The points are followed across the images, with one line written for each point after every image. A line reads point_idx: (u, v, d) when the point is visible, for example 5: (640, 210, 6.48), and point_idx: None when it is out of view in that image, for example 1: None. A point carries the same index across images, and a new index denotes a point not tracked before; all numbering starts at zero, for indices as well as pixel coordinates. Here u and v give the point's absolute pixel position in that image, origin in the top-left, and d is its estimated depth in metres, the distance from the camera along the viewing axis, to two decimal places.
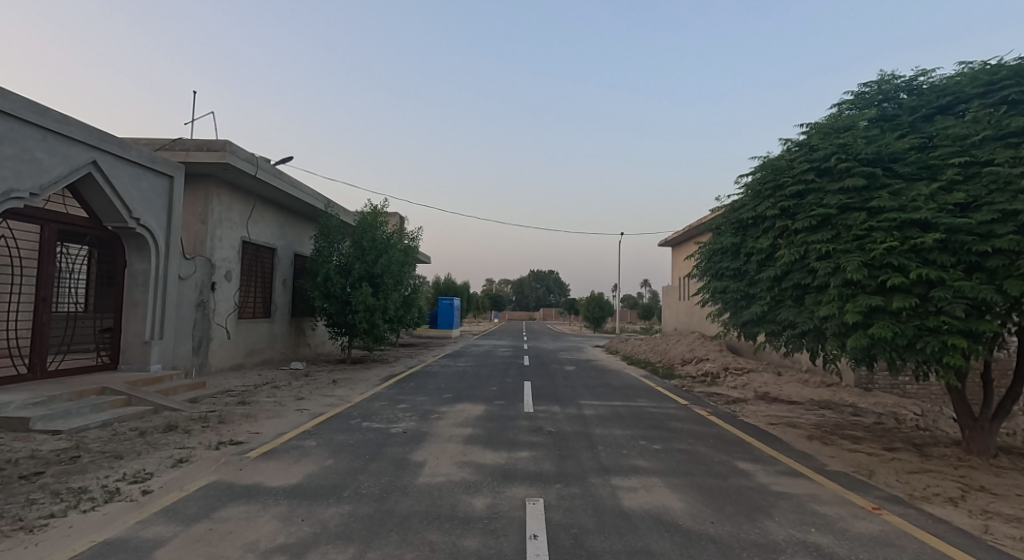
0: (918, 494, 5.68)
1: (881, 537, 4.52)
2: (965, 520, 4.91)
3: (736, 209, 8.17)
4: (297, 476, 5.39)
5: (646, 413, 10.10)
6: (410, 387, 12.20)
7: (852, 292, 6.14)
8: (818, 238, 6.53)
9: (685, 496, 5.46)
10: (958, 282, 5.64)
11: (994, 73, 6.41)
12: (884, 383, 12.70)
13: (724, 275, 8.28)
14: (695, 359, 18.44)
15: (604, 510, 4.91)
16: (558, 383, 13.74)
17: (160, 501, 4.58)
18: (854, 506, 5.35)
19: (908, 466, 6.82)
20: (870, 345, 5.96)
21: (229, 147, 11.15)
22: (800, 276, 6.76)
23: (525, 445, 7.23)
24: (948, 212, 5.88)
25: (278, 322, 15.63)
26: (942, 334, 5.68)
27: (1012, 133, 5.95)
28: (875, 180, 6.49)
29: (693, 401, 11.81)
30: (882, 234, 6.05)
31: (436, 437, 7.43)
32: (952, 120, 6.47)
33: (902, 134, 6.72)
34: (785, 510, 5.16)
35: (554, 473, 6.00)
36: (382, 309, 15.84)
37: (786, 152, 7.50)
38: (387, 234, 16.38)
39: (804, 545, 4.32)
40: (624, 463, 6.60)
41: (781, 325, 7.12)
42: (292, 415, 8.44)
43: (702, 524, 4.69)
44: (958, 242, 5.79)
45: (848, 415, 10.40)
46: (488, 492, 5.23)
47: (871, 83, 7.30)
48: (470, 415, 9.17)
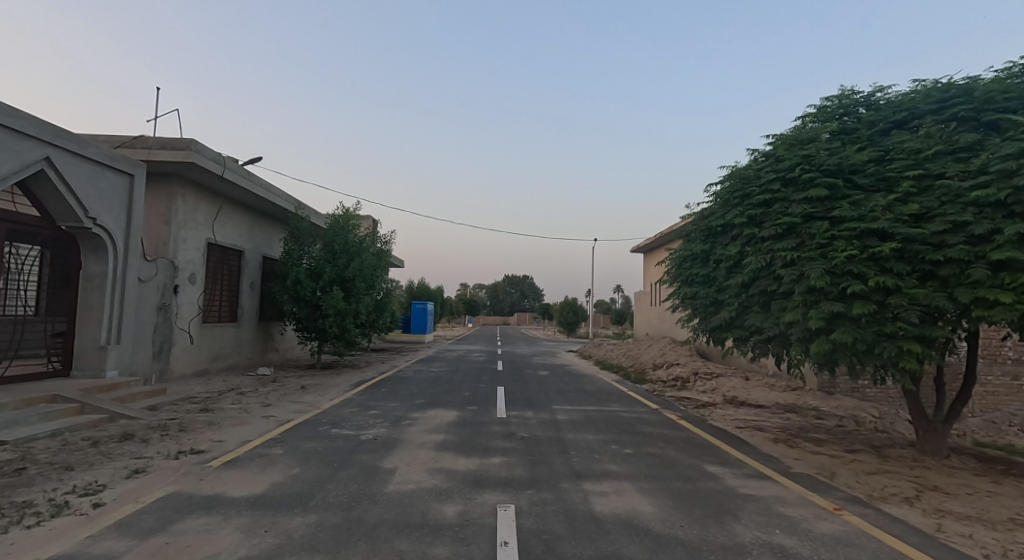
0: (877, 495, 5.87)
1: (842, 537, 4.66)
2: (919, 519, 5.09)
3: (707, 216, 8.35)
4: (262, 485, 5.28)
5: (618, 418, 10.20)
6: (382, 392, 12.09)
7: (816, 299, 6.33)
8: (784, 246, 6.72)
9: (654, 500, 5.54)
10: (912, 289, 5.89)
11: (945, 90, 6.71)
12: (845, 387, 13.09)
13: (695, 281, 8.45)
14: (666, 363, 18.69)
15: (575, 516, 4.94)
16: (532, 387, 13.79)
17: (112, 514, 4.44)
18: (816, 507, 5.49)
19: (867, 467, 7.06)
20: (832, 350, 6.16)
21: (194, 145, 10.89)
22: (767, 282, 6.94)
23: (498, 451, 7.22)
24: (904, 222, 6.12)
25: (245, 326, 15.29)
26: (899, 339, 5.90)
27: (962, 148, 6.23)
28: (837, 191, 6.71)
29: (664, 405, 12.00)
30: (844, 242, 6.26)
31: (408, 443, 7.36)
32: (907, 134, 6.72)
33: (862, 146, 6.95)
34: (751, 513, 5.27)
35: (527, 479, 6.00)
36: (353, 313, 15.64)
37: (754, 161, 7.71)
38: (359, 237, 16.23)
39: (769, 546, 4.42)
40: (596, 467, 6.66)
41: (748, 330, 7.29)
42: (259, 422, 8.27)
43: (671, 527, 4.76)
44: (913, 252, 6.03)
45: (812, 419, 10.71)
46: (459, 498, 5.22)
47: (833, 97, 7.55)
48: (443, 421, 9.11)
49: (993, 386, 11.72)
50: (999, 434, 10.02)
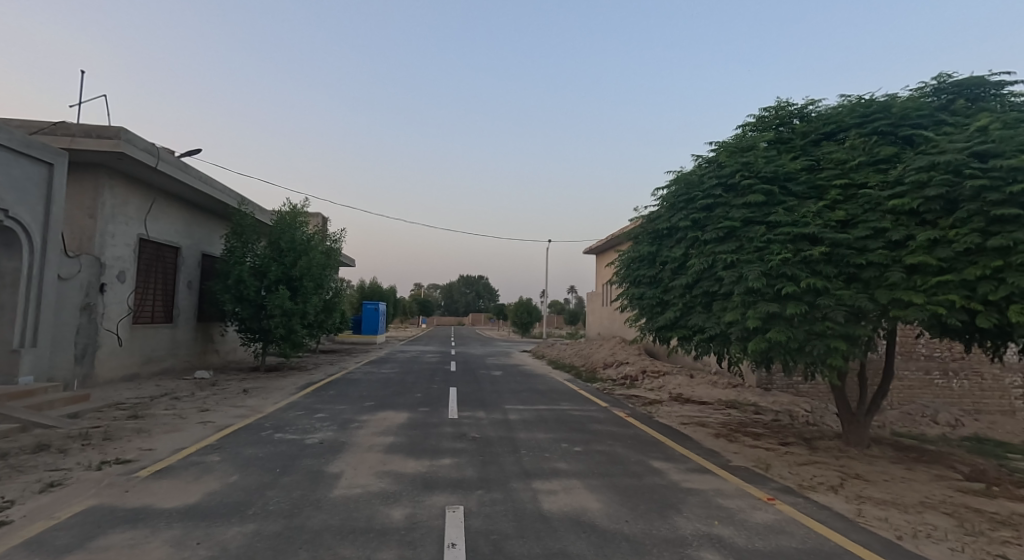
0: (806, 484, 6.22)
1: (774, 526, 4.91)
2: (843, 505, 5.44)
3: (654, 219, 8.61)
4: (196, 494, 5.09)
5: (569, 416, 10.39)
6: (330, 395, 11.85)
7: (753, 299, 6.64)
8: (725, 249, 7.02)
9: (601, 496, 5.68)
10: (839, 290, 6.27)
11: (868, 106, 7.15)
12: (781, 383, 13.76)
13: (642, 282, 8.68)
14: (616, 362, 19.11)
15: (524, 515, 4.99)
16: (485, 388, 13.83)
17: (22, 532, 4.18)
18: (752, 498, 5.77)
19: (799, 458, 7.46)
20: (768, 348, 6.47)
21: (123, 134, 10.34)
22: (709, 283, 7.23)
23: (448, 453, 7.20)
24: (832, 228, 6.50)
25: (182, 327, 14.65)
26: (827, 337, 6.27)
27: (883, 159, 6.66)
28: (773, 198, 7.06)
29: (613, 403, 12.27)
30: (779, 246, 6.59)
31: (355, 447, 7.25)
32: (835, 146, 7.13)
33: (795, 155, 7.34)
34: (693, 505, 5.48)
35: (477, 480, 6.03)
36: (300, 313, 15.22)
37: (698, 167, 8.02)
38: (307, 235, 15.80)
39: (708, 537, 4.61)
40: (546, 466, 6.76)
41: (691, 330, 7.55)
42: (194, 428, 7.96)
43: (617, 523, 4.90)
44: (840, 255, 6.41)
45: (750, 414, 11.23)
46: (407, 501, 5.19)
47: (770, 108, 7.92)
48: (393, 423, 9.02)
49: (910, 380, 12.57)
50: (914, 425, 10.76)
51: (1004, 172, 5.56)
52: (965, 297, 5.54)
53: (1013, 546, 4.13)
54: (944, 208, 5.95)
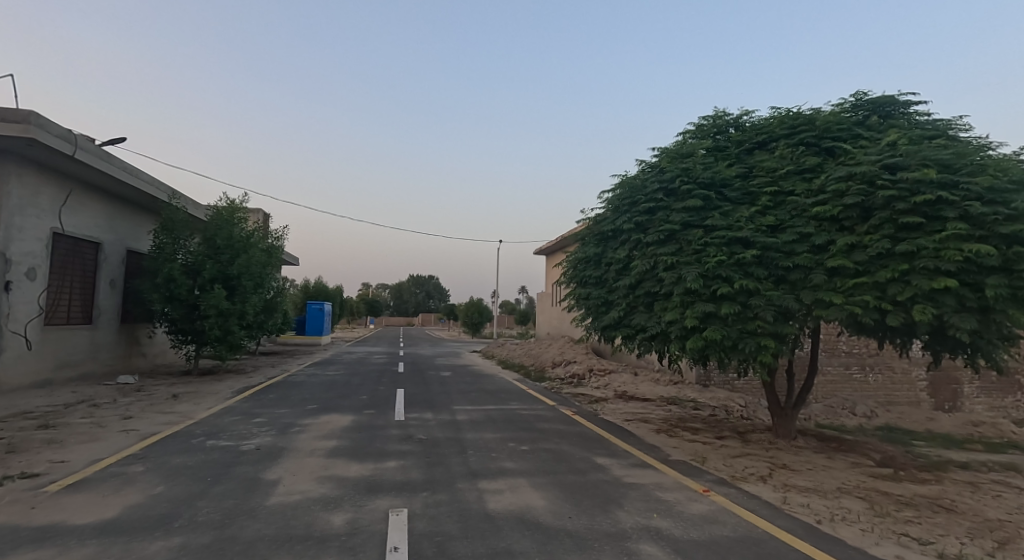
0: (739, 475, 6.53)
1: (709, 516, 5.13)
2: (771, 494, 5.74)
3: (599, 221, 8.80)
4: (115, 508, 4.82)
5: (516, 416, 10.46)
6: (269, 399, 11.46)
7: (692, 300, 6.90)
8: (665, 251, 7.26)
9: (547, 494, 5.76)
10: (768, 291, 6.61)
11: (796, 118, 7.56)
12: (718, 379, 14.35)
13: (588, 283, 8.85)
14: (565, 361, 19.41)
15: (469, 515, 4.99)
16: (433, 388, 13.73)
17: None
18: (689, 490, 6.00)
19: (733, 450, 7.81)
20: (704, 346, 6.74)
21: (35, 119, 9.63)
22: (651, 284, 7.46)
23: (393, 455, 7.11)
24: (763, 233, 6.84)
25: (103, 329, 13.79)
26: (758, 336, 6.59)
27: (808, 169, 7.05)
28: (710, 202, 7.36)
29: (560, 402, 12.47)
30: (715, 249, 6.88)
31: (295, 452, 7.05)
32: (766, 155, 7.50)
33: (730, 163, 7.67)
34: (634, 499, 5.65)
35: (422, 481, 5.99)
36: (238, 314, 14.62)
37: (641, 172, 8.25)
38: (245, 232, 15.21)
39: (648, 530, 4.76)
40: (493, 465, 6.79)
41: (634, 329, 7.75)
42: (116, 438, 7.52)
43: (560, 519, 4.98)
44: (770, 259, 6.75)
45: (690, 409, 11.66)
46: (349, 506, 5.10)
47: (708, 117, 8.25)
48: (336, 426, 8.82)
49: (833, 375, 13.39)
50: (836, 417, 11.46)
51: (911, 184, 6.01)
52: (877, 298, 5.96)
53: (917, 525, 4.48)
54: (860, 215, 6.37)
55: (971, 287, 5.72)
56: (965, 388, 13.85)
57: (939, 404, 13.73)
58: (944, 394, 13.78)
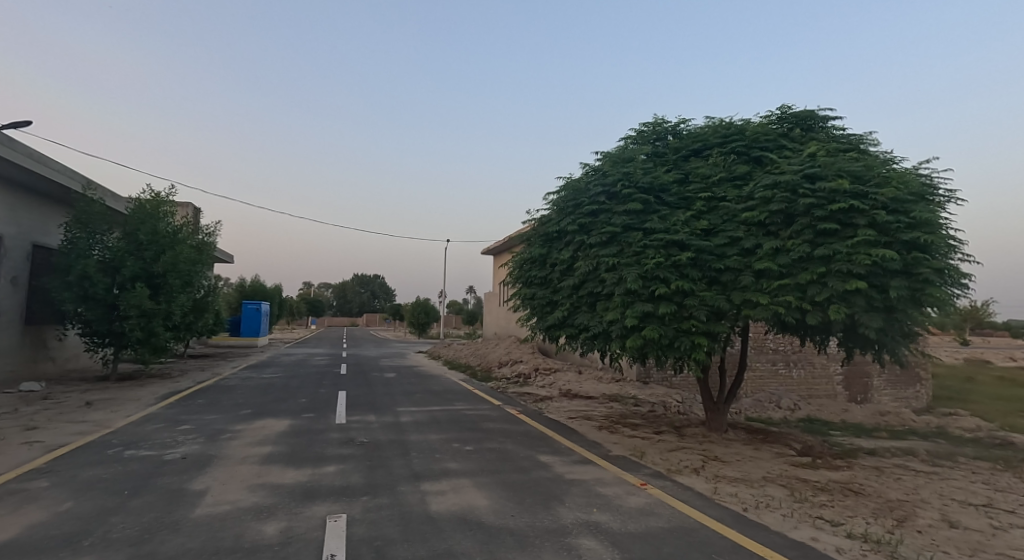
0: (674, 468, 6.83)
1: (645, 509, 5.35)
2: (702, 485, 6.05)
3: (545, 222, 8.96)
4: (17, 529, 4.52)
5: (461, 416, 10.49)
6: (198, 404, 10.98)
7: (632, 300, 7.15)
8: (607, 252, 7.49)
9: (490, 493, 5.84)
10: (702, 292, 6.95)
11: (728, 128, 7.97)
12: (658, 376, 14.88)
13: (533, 283, 8.99)
14: (511, 360, 19.59)
15: (410, 518, 5.00)
16: (376, 390, 13.54)
17: None
18: (628, 484, 6.23)
19: (670, 444, 8.15)
20: (643, 344, 7.01)
21: None
22: (594, 284, 7.68)
23: (333, 459, 7.00)
24: (698, 236, 7.18)
25: (3, 331, 12.78)
26: (692, 334, 6.92)
27: (739, 176, 7.45)
28: (649, 206, 7.64)
29: (505, 401, 12.59)
30: (653, 251, 7.16)
31: (226, 460, 6.82)
32: (701, 162, 7.86)
33: (668, 169, 7.99)
34: (575, 495, 5.81)
35: (363, 485, 5.94)
36: (163, 314, 13.92)
37: (585, 174, 8.47)
38: (171, 227, 14.52)
39: (587, 525, 4.92)
40: (436, 467, 6.80)
41: (577, 328, 7.95)
42: (19, 451, 7.02)
43: (503, 518, 5.07)
44: (704, 261, 7.10)
45: (630, 406, 12.04)
46: (283, 514, 5.00)
47: (648, 124, 8.55)
48: (271, 432, 8.57)
49: (762, 371, 14.16)
50: (763, 411, 12.14)
51: (827, 193, 6.48)
52: (798, 298, 6.39)
53: (829, 508, 4.86)
54: (784, 221, 6.80)
55: (878, 288, 6.23)
56: (874, 381, 14.97)
57: (852, 396, 14.79)
58: (856, 387, 14.85)
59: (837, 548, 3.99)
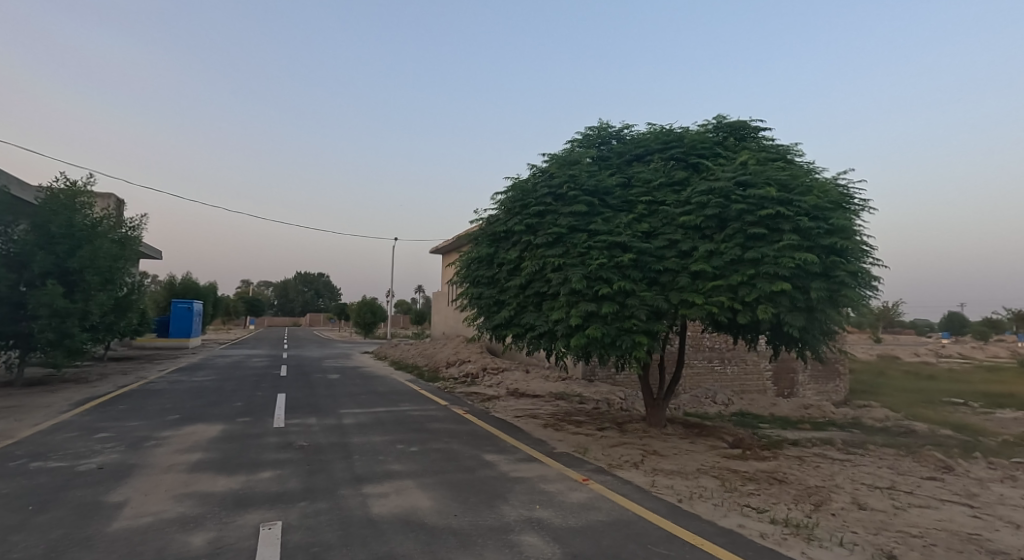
0: (615, 463, 7.05)
1: (585, 503, 5.52)
2: (641, 478, 6.29)
3: (492, 223, 9.04)
4: None
5: (406, 417, 10.42)
6: (119, 410, 10.41)
7: (576, 299, 7.33)
8: (553, 253, 7.64)
9: (434, 494, 5.86)
10: (642, 292, 7.21)
11: (668, 134, 8.28)
12: (602, 374, 15.26)
13: (480, 282, 9.04)
14: (459, 360, 19.57)
15: (350, 522, 4.95)
16: (318, 392, 13.24)
17: None
18: (570, 480, 6.39)
19: (612, 440, 8.40)
20: (587, 343, 7.20)
21: None
22: (540, 284, 7.81)
23: (269, 465, 6.82)
24: (639, 238, 7.42)
25: None
26: (633, 333, 7.16)
27: (677, 181, 7.76)
28: (594, 209, 7.85)
29: (452, 401, 12.59)
30: (597, 252, 7.36)
31: (150, 469, 6.52)
32: (642, 167, 8.13)
33: (612, 172, 8.22)
34: (518, 493, 5.92)
35: (301, 491, 5.82)
36: (79, 314, 13.12)
37: (532, 176, 8.60)
38: (90, 221, 13.70)
39: (529, 521, 5.02)
40: (379, 469, 6.75)
41: (523, 327, 8.07)
42: None
43: (446, 518, 5.11)
44: (644, 262, 7.36)
45: (575, 403, 12.30)
46: (213, 524, 4.84)
47: (593, 128, 8.77)
48: (201, 438, 8.25)
49: (699, 368, 14.78)
50: (700, 406, 12.67)
51: (757, 200, 6.87)
52: (730, 298, 6.74)
53: (755, 496, 5.17)
54: (717, 225, 7.16)
55: (801, 289, 6.66)
56: (800, 376, 15.91)
57: (780, 391, 15.65)
58: (784, 382, 15.73)
59: (761, 534, 4.25)
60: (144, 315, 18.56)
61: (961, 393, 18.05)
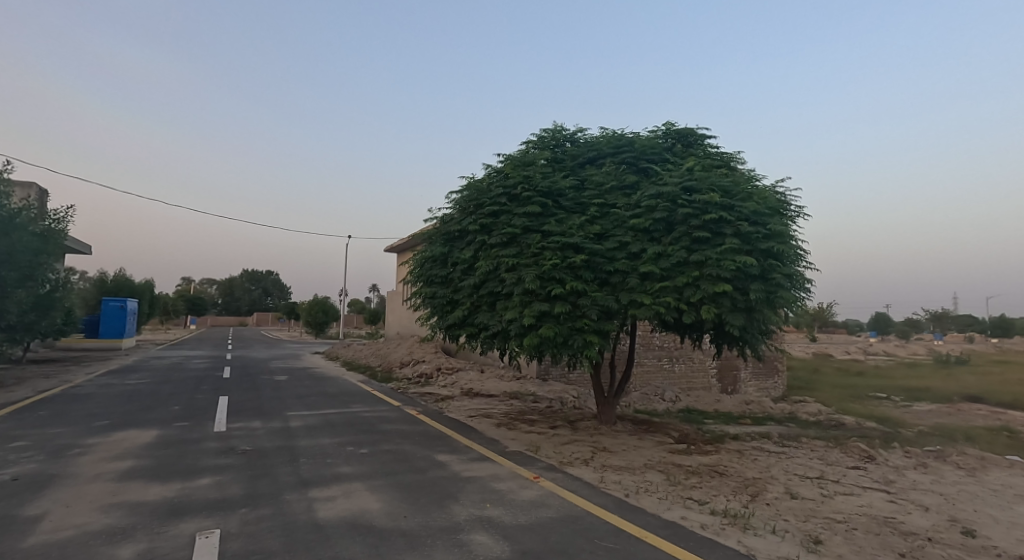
0: (566, 460, 7.18)
1: (536, 501, 5.60)
2: (591, 475, 6.42)
3: (446, 222, 9.01)
4: None
5: (356, 419, 10.26)
6: (41, 417, 9.80)
7: (529, 299, 7.41)
8: (507, 253, 7.69)
9: (383, 496, 5.81)
10: (594, 292, 7.37)
11: (620, 139, 8.48)
12: (556, 374, 15.46)
13: (434, 282, 9.00)
14: (413, 360, 19.39)
15: (294, 528, 4.86)
16: (263, 394, 12.85)
17: None
18: (521, 478, 6.46)
19: (564, 438, 8.54)
20: (539, 342, 7.29)
21: None
22: (494, 284, 7.85)
23: (207, 471, 6.59)
24: (591, 240, 7.57)
25: None
26: (584, 332, 7.31)
27: (628, 184, 7.95)
28: (547, 210, 7.95)
29: (405, 401, 12.47)
30: (550, 253, 7.46)
31: (74, 479, 6.19)
32: (595, 170, 8.29)
33: (566, 174, 8.34)
34: (470, 492, 5.94)
35: (242, 497, 5.66)
36: None
37: (487, 176, 8.63)
38: (9, 212, 12.90)
39: (479, 520, 5.06)
40: (327, 472, 6.63)
41: (477, 327, 8.10)
42: None
43: (395, 520, 5.08)
44: (596, 263, 7.52)
45: (529, 402, 12.42)
46: (144, 535, 4.65)
47: (547, 130, 8.87)
48: (133, 444, 7.88)
49: (649, 366, 15.18)
50: (650, 403, 13.02)
51: (701, 205, 7.14)
52: (676, 299, 6.98)
53: (698, 489, 5.37)
54: (665, 228, 7.39)
55: (741, 291, 6.97)
56: (742, 373, 16.58)
57: (724, 388, 16.27)
58: (728, 379, 16.36)
59: (702, 525, 4.44)
60: (69, 314, 17.50)
61: (886, 388, 19.25)
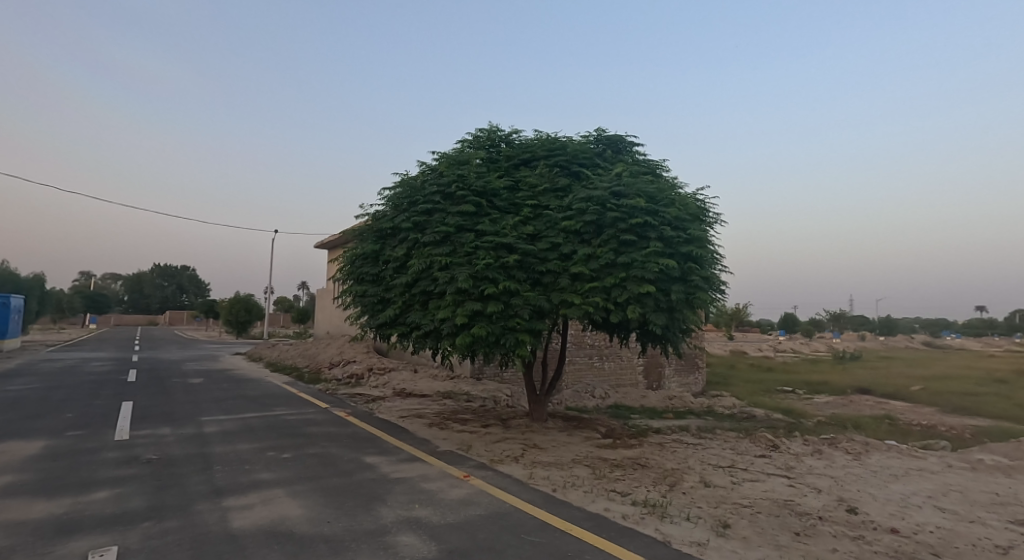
0: (496, 458, 7.25)
1: (464, 500, 5.63)
2: (520, 471, 6.53)
3: (379, 219, 8.85)
4: None
5: (280, 422, 9.88)
6: None
7: (462, 298, 7.42)
8: (440, 252, 7.66)
9: (306, 501, 5.65)
10: (526, 292, 7.49)
11: (553, 142, 8.64)
12: (489, 372, 15.53)
13: (365, 280, 8.82)
14: (344, 360, 18.90)
15: (205, 540, 4.64)
16: (175, 398, 12.11)
17: None
18: (450, 478, 6.47)
19: (495, 436, 8.61)
20: (472, 341, 7.31)
21: None
22: (426, 283, 7.80)
23: (106, 483, 6.16)
24: (524, 240, 7.68)
25: None
26: (516, 331, 7.42)
27: (561, 187, 8.12)
28: (482, 209, 7.98)
29: (334, 403, 12.14)
30: (483, 252, 7.50)
31: None
32: (529, 171, 8.42)
33: (500, 175, 8.42)
34: (397, 494, 5.89)
35: (145, 510, 5.33)
36: None
37: (422, 173, 8.56)
38: None
39: (405, 522, 5.03)
40: (245, 479, 6.36)
41: (409, 326, 8.02)
42: None
43: (317, 526, 4.96)
44: (528, 263, 7.64)
45: (462, 402, 12.43)
46: (27, 557, 4.29)
47: (482, 131, 8.91)
48: (18, 457, 7.21)
49: (579, 364, 15.56)
50: (580, 400, 13.35)
51: (628, 209, 7.42)
52: (604, 299, 7.22)
53: (621, 482, 5.59)
54: (595, 231, 7.62)
55: (664, 292, 7.31)
56: (666, 369, 17.33)
57: (649, 384, 16.93)
58: (653, 375, 17.05)
59: (622, 516, 4.63)
60: None
61: (794, 382, 20.71)
